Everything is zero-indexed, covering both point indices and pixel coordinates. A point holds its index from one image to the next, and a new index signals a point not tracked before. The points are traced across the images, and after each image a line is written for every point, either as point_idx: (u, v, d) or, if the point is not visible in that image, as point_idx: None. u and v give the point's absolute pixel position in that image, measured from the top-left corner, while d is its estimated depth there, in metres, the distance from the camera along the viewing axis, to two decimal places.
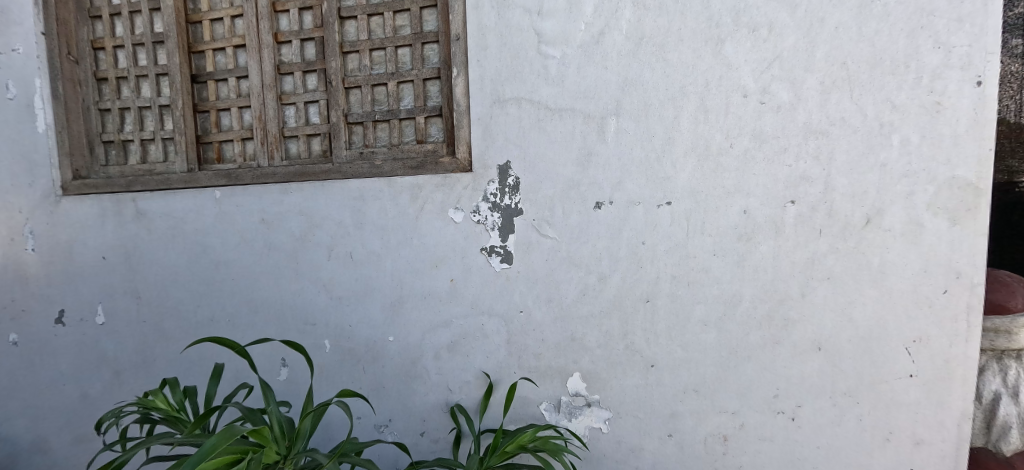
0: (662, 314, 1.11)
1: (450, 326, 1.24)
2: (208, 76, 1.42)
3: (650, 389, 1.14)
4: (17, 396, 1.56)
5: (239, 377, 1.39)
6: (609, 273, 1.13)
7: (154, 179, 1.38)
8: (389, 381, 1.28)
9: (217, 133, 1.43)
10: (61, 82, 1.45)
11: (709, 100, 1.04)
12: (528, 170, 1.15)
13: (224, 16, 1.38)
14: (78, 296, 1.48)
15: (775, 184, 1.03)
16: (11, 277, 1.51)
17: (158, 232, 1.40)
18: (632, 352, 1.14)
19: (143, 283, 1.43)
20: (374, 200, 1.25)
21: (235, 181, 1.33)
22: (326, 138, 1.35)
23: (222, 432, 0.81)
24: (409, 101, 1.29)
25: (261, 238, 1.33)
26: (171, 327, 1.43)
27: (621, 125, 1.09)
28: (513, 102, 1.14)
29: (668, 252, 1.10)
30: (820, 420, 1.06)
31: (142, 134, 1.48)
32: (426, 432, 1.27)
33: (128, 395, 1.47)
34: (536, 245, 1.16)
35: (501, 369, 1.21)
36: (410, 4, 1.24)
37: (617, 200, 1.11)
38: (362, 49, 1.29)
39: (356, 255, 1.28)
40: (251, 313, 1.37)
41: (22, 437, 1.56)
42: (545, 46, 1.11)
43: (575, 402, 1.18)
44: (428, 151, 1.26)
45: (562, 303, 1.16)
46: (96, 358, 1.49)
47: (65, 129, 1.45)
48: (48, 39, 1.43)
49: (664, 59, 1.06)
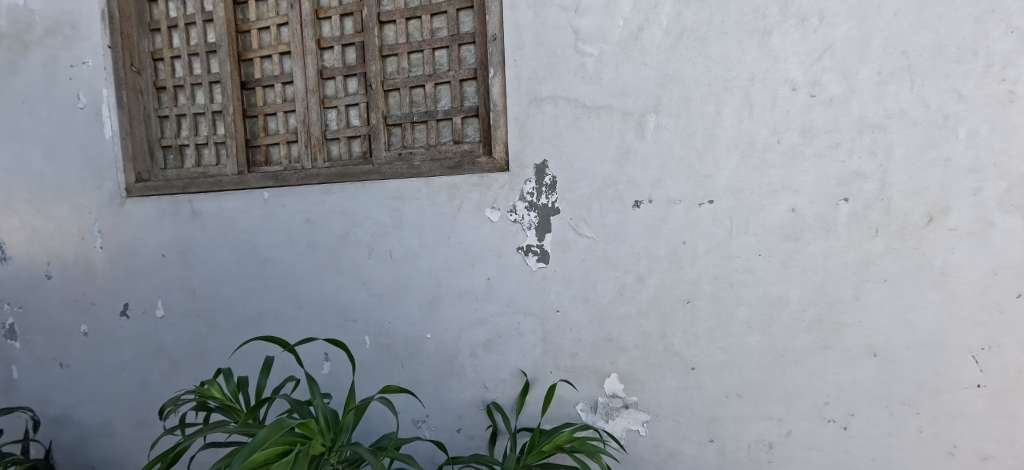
0: (703, 315, 1.08)
1: (486, 325, 1.24)
2: (256, 82, 1.48)
3: (690, 392, 1.11)
4: (86, 383, 1.68)
5: (285, 370, 1.45)
6: (647, 273, 1.11)
7: (207, 181, 1.46)
8: (427, 378, 1.31)
9: (264, 136, 1.49)
10: (124, 91, 1.55)
11: (754, 95, 1.01)
12: (564, 169, 1.14)
13: (270, 25, 1.44)
14: (139, 291, 1.58)
15: (825, 182, 0.98)
16: (82, 272, 1.63)
17: (211, 231, 1.48)
18: (671, 354, 1.11)
19: (197, 279, 1.51)
20: (413, 200, 1.27)
21: (281, 182, 1.38)
22: (366, 140, 1.39)
23: (273, 423, 0.84)
24: (446, 102, 1.31)
25: (305, 237, 1.38)
26: (222, 321, 1.50)
27: (661, 122, 1.07)
28: (549, 101, 1.14)
29: (709, 252, 1.07)
30: (874, 430, 1.00)
31: (196, 139, 1.56)
32: (462, 429, 1.29)
33: (185, 384, 1.56)
34: (572, 244, 1.15)
35: (536, 368, 1.21)
36: (447, 6, 1.26)
37: (656, 198, 1.09)
38: (400, 53, 1.31)
39: (395, 254, 1.30)
40: (296, 309, 1.42)
41: (91, 420, 1.69)
42: (582, 44, 1.10)
43: (612, 403, 1.16)
44: (464, 151, 1.27)
45: (598, 303, 1.15)
46: (156, 349, 1.59)
47: (129, 135, 1.56)
48: (113, 51, 1.53)
49: (706, 53, 1.03)
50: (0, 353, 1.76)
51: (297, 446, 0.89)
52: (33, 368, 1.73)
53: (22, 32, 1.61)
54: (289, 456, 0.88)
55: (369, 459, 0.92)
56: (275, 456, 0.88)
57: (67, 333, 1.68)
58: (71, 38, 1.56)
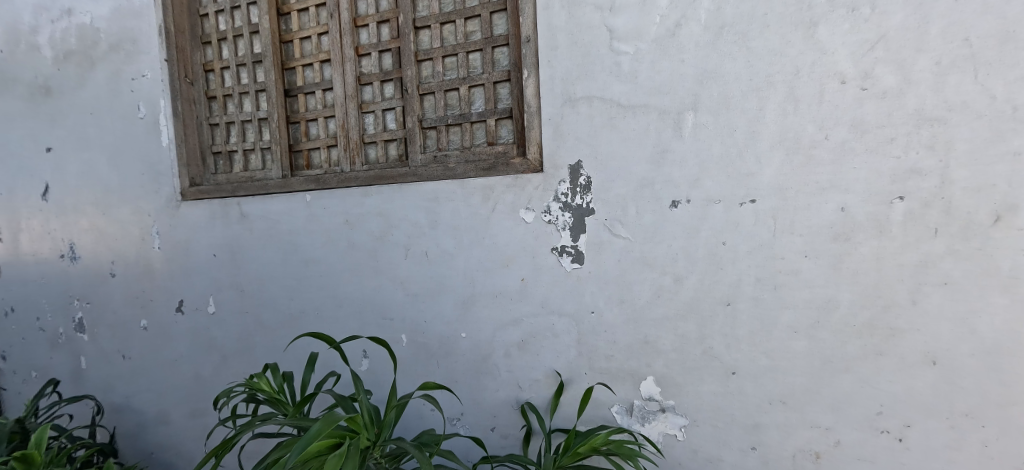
0: (744, 318, 1.05)
1: (521, 325, 1.25)
2: (299, 89, 1.54)
3: (731, 397, 1.08)
4: (144, 374, 1.79)
5: (328, 366, 1.50)
6: (685, 274, 1.09)
7: (254, 185, 1.53)
8: (462, 376, 1.32)
9: (306, 141, 1.55)
10: (179, 101, 1.64)
11: (799, 89, 0.97)
12: (599, 169, 1.13)
13: (312, 34, 1.49)
14: (193, 288, 1.67)
15: (878, 179, 0.93)
16: (142, 272, 1.74)
17: (258, 232, 1.54)
18: (710, 357, 1.08)
19: (245, 277, 1.58)
20: (448, 201, 1.29)
21: (322, 185, 1.43)
22: (402, 143, 1.42)
23: (326, 415, 0.86)
24: (480, 104, 1.32)
25: (345, 237, 1.43)
26: (268, 319, 1.57)
27: (699, 119, 1.04)
28: (584, 101, 1.13)
29: (750, 253, 1.03)
30: (933, 443, 0.94)
31: (244, 145, 1.64)
32: (496, 428, 1.30)
33: (234, 377, 1.64)
34: (607, 245, 1.14)
35: (571, 369, 1.21)
36: (481, 10, 1.27)
37: (695, 198, 1.06)
38: (435, 57, 1.34)
39: (431, 254, 1.33)
40: (336, 307, 1.47)
41: (149, 409, 1.80)
42: (618, 42, 1.09)
43: (649, 406, 1.14)
44: (498, 153, 1.28)
45: (635, 304, 1.14)
46: (207, 344, 1.67)
47: (183, 143, 1.65)
48: (169, 64, 1.63)
49: (747, 47, 1.00)
50: (72, 345, 1.92)
51: (346, 439, 0.91)
52: (100, 358, 1.87)
53: (89, 48, 1.74)
54: (339, 448, 0.90)
55: (414, 453, 0.95)
56: (326, 449, 0.91)
57: (128, 327, 1.80)
58: (132, 53, 1.67)
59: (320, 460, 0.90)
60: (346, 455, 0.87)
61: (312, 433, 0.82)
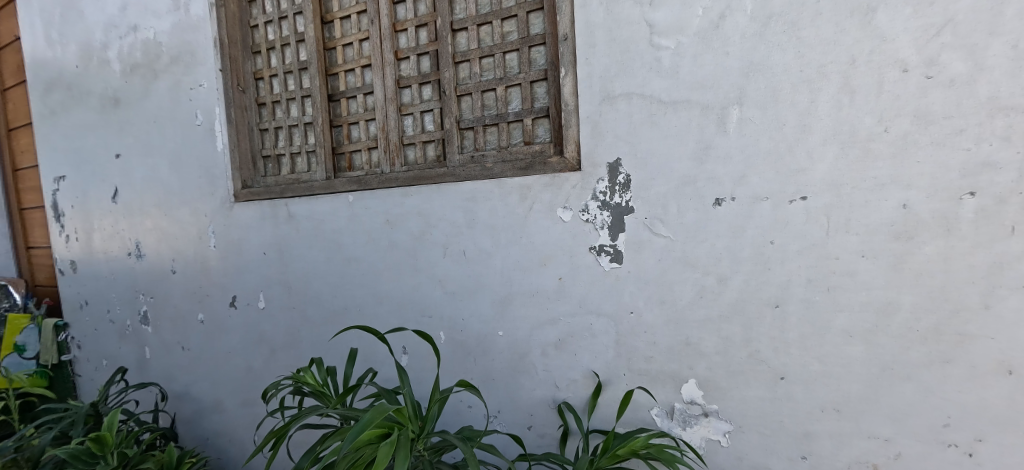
0: (794, 321, 1.00)
1: (558, 324, 1.24)
2: (341, 94, 1.59)
3: (778, 403, 1.03)
4: (201, 365, 1.90)
5: (368, 362, 1.54)
6: (729, 274, 1.05)
7: (300, 186, 1.59)
8: (499, 374, 1.33)
9: (349, 143, 1.60)
10: (232, 108, 1.72)
11: (855, 79, 0.91)
12: (638, 167, 1.11)
13: (354, 41, 1.54)
14: (245, 284, 1.76)
15: (944, 174, 0.86)
16: (198, 269, 1.85)
17: (304, 231, 1.60)
18: (756, 361, 1.04)
19: (292, 274, 1.65)
20: (485, 201, 1.30)
21: (364, 186, 1.48)
22: (440, 144, 1.44)
23: (376, 405, 0.88)
24: (517, 104, 1.32)
25: (385, 237, 1.46)
26: (313, 315, 1.63)
27: (745, 114, 1.00)
28: (623, 98, 1.11)
29: (800, 253, 0.98)
30: (1010, 461, 0.86)
31: (291, 149, 1.71)
32: (533, 426, 1.30)
33: (282, 370, 1.71)
34: (647, 245, 1.12)
35: (609, 369, 1.19)
36: (518, 10, 1.27)
37: (740, 196, 1.02)
38: (472, 58, 1.35)
39: (469, 253, 1.34)
40: (378, 304, 1.51)
41: (205, 398, 1.91)
42: (658, 37, 1.07)
43: (690, 409, 1.11)
44: (535, 152, 1.28)
45: (676, 305, 1.10)
46: (257, 338, 1.75)
47: (236, 147, 1.73)
48: (223, 74, 1.72)
49: (797, 37, 0.95)
50: (138, 336, 2.07)
51: (394, 429, 0.93)
52: (163, 350, 2.00)
53: (152, 61, 1.86)
54: (388, 438, 0.92)
55: (458, 447, 0.96)
56: (376, 438, 0.93)
57: (187, 320, 1.92)
58: (190, 64, 1.77)
59: (370, 449, 0.92)
60: (396, 444, 0.89)
61: (363, 423, 0.84)
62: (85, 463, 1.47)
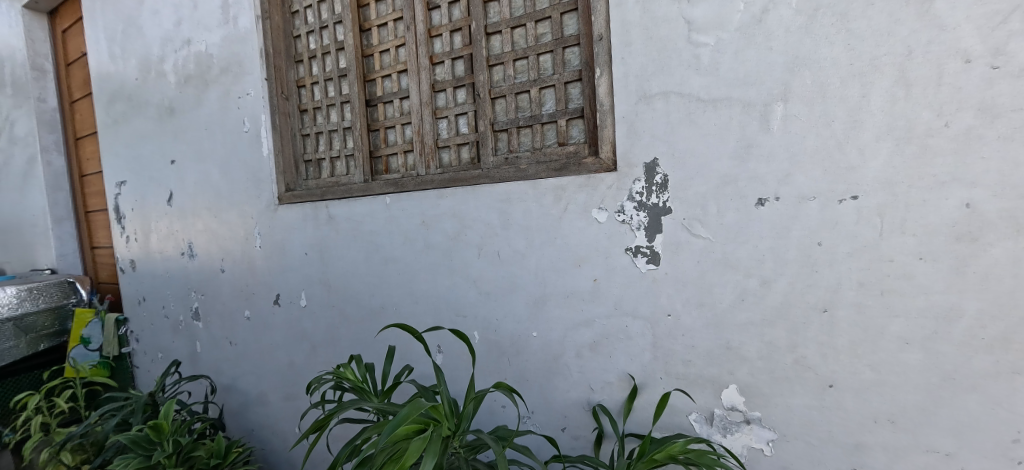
0: (845, 327, 0.95)
1: (593, 326, 1.23)
2: (379, 99, 1.63)
3: (826, 412, 0.98)
4: (247, 360, 1.98)
5: (405, 359, 1.57)
6: (773, 277, 1.01)
7: (340, 189, 1.64)
8: (533, 375, 1.33)
9: (385, 147, 1.64)
10: (276, 115, 1.80)
11: (911, 72, 0.86)
12: (676, 167, 1.09)
13: (391, 47, 1.57)
14: (288, 283, 1.83)
15: (1015, 170, 0.79)
16: (245, 268, 1.94)
17: (343, 232, 1.65)
18: (802, 367, 1.00)
19: (332, 273, 1.70)
20: (520, 202, 1.30)
21: (401, 188, 1.51)
22: (474, 146, 1.46)
23: (412, 401, 0.90)
24: (551, 105, 1.32)
25: (421, 237, 1.49)
26: (351, 313, 1.67)
27: (790, 110, 0.96)
28: (660, 96, 1.09)
29: (851, 255, 0.93)
30: None
31: (331, 153, 1.76)
32: (567, 428, 1.29)
33: (322, 366, 1.76)
34: (686, 246, 1.09)
35: (645, 372, 1.17)
36: (552, 11, 1.27)
37: (785, 195, 0.98)
38: (506, 61, 1.36)
39: (503, 254, 1.35)
40: (414, 303, 1.54)
41: (251, 391, 1.99)
42: (696, 34, 1.04)
43: (731, 416, 1.07)
44: (570, 153, 1.27)
45: (715, 307, 1.07)
46: (299, 335, 1.82)
47: (280, 152, 1.80)
48: (269, 83, 1.80)
49: (846, 30, 0.90)
50: (190, 331, 2.19)
51: (430, 426, 0.94)
52: (212, 344, 2.11)
53: (204, 72, 1.96)
54: (424, 433, 0.93)
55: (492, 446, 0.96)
56: (412, 433, 0.94)
57: (234, 317, 2.01)
58: (238, 74, 1.86)
59: (407, 444, 0.93)
60: (430, 440, 0.90)
61: (401, 417, 0.85)
62: (143, 449, 1.58)
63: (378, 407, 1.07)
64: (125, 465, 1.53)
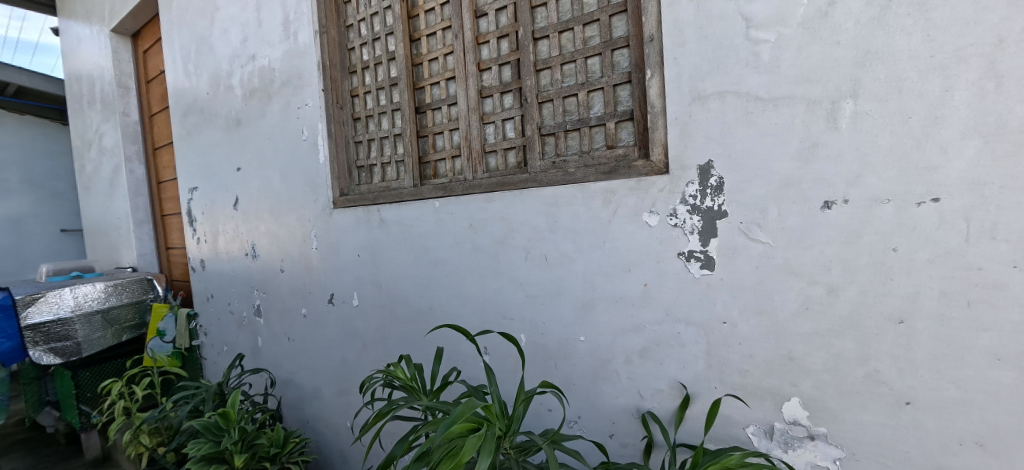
0: (923, 339, 0.88)
1: (643, 332, 1.20)
2: (427, 106, 1.67)
3: (902, 431, 0.91)
4: (303, 356, 2.08)
5: (453, 360, 1.60)
6: (840, 284, 0.95)
7: (391, 193, 1.69)
8: (580, 380, 1.32)
9: (434, 152, 1.67)
10: (332, 124, 1.88)
11: (1003, 62, 0.78)
12: (733, 169, 1.05)
13: (439, 56, 1.61)
14: (341, 283, 1.90)
15: None
16: (303, 269, 2.03)
17: (394, 235, 1.70)
18: (875, 382, 0.93)
19: (383, 274, 1.75)
20: (568, 205, 1.30)
21: (449, 192, 1.55)
22: (521, 151, 1.46)
23: (466, 400, 0.91)
24: (599, 108, 1.30)
25: (469, 241, 1.51)
26: (401, 313, 1.72)
27: (860, 108, 0.91)
28: (716, 97, 1.06)
29: (931, 262, 0.86)
30: None
31: (381, 159, 1.81)
32: (615, 435, 1.26)
33: (373, 364, 1.82)
34: (743, 251, 1.05)
35: (699, 381, 1.13)
36: (600, 14, 1.27)
37: (854, 198, 0.92)
38: (554, 65, 1.36)
39: (550, 258, 1.35)
40: (461, 305, 1.56)
41: (306, 385, 2.08)
42: (755, 31, 1.00)
43: (793, 431, 1.01)
44: (619, 156, 1.26)
45: (776, 316, 1.02)
46: (351, 333, 1.88)
47: (335, 158, 1.88)
48: (325, 93, 1.89)
49: (925, 19, 0.84)
50: (252, 327, 2.33)
51: (483, 425, 0.95)
52: (272, 340, 2.22)
53: (268, 85, 2.09)
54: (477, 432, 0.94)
55: (544, 448, 0.96)
56: (465, 432, 0.95)
57: (292, 314, 2.11)
58: (298, 86, 1.96)
59: (462, 441, 0.94)
60: (484, 438, 0.90)
61: (455, 416, 0.86)
62: (213, 435, 1.70)
63: (430, 405, 1.09)
64: (198, 449, 1.65)
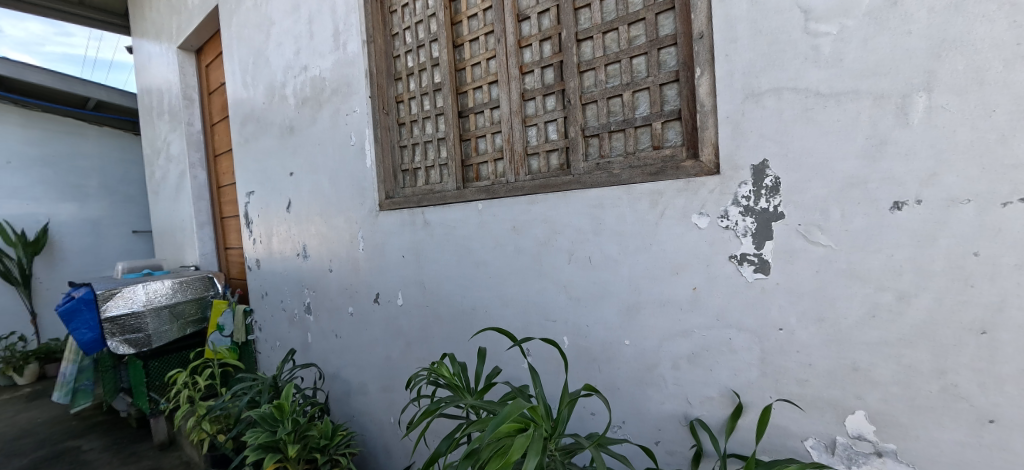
0: (1010, 352, 0.80)
1: (691, 337, 1.16)
2: (470, 110, 1.69)
3: (985, 451, 0.83)
4: (350, 352, 2.14)
5: (496, 361, 1.60)
6: (912, 291, 0.89)
7: (435, 196, 1.73)
8: (625, 384, 1.29)
9: (476, 156, 1.69)
10: (378, 129, 1.93)
11: None
12: (790, 168, 1.00)
13: (481, 60, 1.63)
14: (387, 282, 1.95)
15: None
16: (350, 269, 2.10)
17: (438, 237, 1.73)
18: (952, 397, 0.86)
19: (427, 275, 1.79)
20: (613, 207, 1.28)
21: (492, 195, 1.56)
22: (564, 153, 1.45)
23: (513, 400, 0.91)
24: (645, 108, 1.28)
25: (512, 242, 1.52)
26: (444, 314, 1.74)
27: (935, 101, 0.85)
28: (771, 93, 1.01)
29: (1019, 268, 0.79)
30: None
31: (425, 163, 1.85)
32: (662, 442, 1.23)
33: (417, 362, 1.85)
34: (802, 254, 1.00)
35: (752, 389, 1.08)
36: (646, 12, 1.24)
37: (928, 198, 0.86)
38: (598, 66, 1.35)
39: (595, 260, 1.33)
40: (503, 306, 1.56)
41: (352, 381, 2.15)
42: (815, 24, 0.95)
43: (858, 446, 0.95)
44: (665, 156, 1.23)
45: (838, 323, 0.96)
46: (396, 331, 1.93)
47: (381, 163, 1.94)
48: (372, 100, 1.95)
49: (1012, 3, 0.77)
50: (303, 324, 2.42)
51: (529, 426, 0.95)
52: (321, 337, 2.31)
53: (318, 93, 2.18)
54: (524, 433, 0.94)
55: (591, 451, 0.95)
56: (512, 431, 0.95)
57: (340, 312, 2.18)
58: (347, 93, 2.04)
59: (510, 441, 0.94)
60: (531, 439, 0.90)
61: (503, 416, 0.86)
62: (269, 425, 1.78)
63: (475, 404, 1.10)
64: (256, 437, 1.74)
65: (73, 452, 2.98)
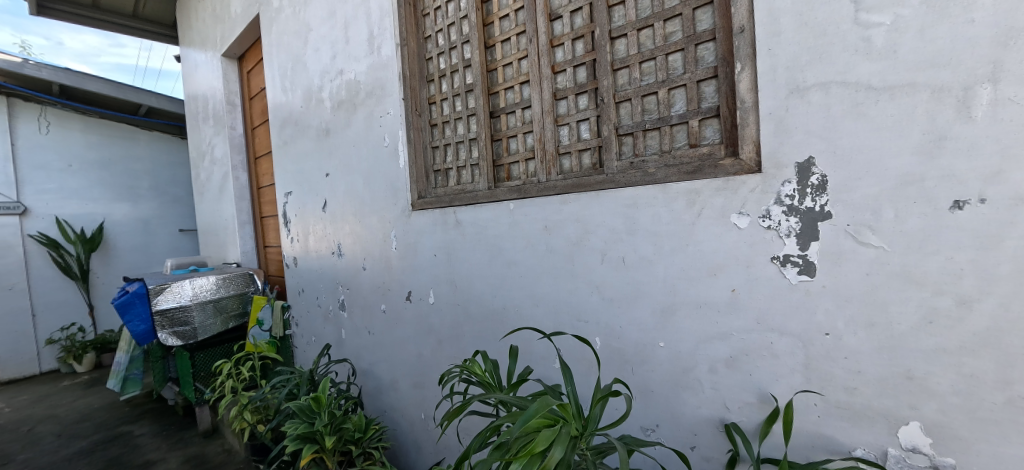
0: None
1: (729, 340, 1.13)
2: (502, 111, 1.69)
3: None
4: (383, 349, 2.18)
5: (527, 360, 1.60)
6: (974, 296, 0.83)
7: (467, 196, 1.74)
8: (659, 387, 1.27)
9: (507, 155, 1.69)
10: (411, 130, 1.96)
11: None
12: (837, 166, 0.95)
13: (513, 61, 1.63)
14: (419, 280, 1.97)
15: None
16: (383, 267, 2.14)
17: (469, 236, 1.74)
18: (1019, 409, 0.80)
19: (458, 274, 1.80)
20: (648, 207, 1.25)
21: (524, 194, 1.56)
22: (596, 152, 1.44)
23: (541, 397, 0.92)
24: (681, 105, 1.25)
25: (544, 242, 1.51)
26: (475, 312, 1.75)
27: (1002, 93, 0.79)
28: (818, 88, 0.97)
29: None
30: None
31: (457, 163, 1.86)
32: (698, 447, 1.20)
33: (448, 360, 1.87)
34: (850, 256, 0.95)
35: (795, 396, 1.04)
36: (682, 8, 1.21)
37: (993, 197, 0.80)
38: (632, 64, 1.33)
39: (628, 260, 1.30)
40: (535, 306, 1.56)
41: (385, 377, 2.18)
42: (866, 15, 0.91)
43: (912, 459, 0.90)
44: (703, 155, 1.19)
45: (890, 329, 0.92)
46: (427, 329, 1.95)
47: (413, 163, 1.97)
48: (405, 102, 1.98)
49: None
50: (337, 320, 2.48)
51: (559, 423, 0.95)
52: (355, 333, 2.36)
53: (353, 96, 2.22)
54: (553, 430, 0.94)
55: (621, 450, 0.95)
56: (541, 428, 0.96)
57: (373, 309, 2.22)
58: (381, 96, 2.07)
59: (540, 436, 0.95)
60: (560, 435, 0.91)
61: (529, 411, 0.87)
62: (307, 417, 1.83)
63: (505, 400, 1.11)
64: (295, 428, 1.78)
65: (126, 436, 3.15)
